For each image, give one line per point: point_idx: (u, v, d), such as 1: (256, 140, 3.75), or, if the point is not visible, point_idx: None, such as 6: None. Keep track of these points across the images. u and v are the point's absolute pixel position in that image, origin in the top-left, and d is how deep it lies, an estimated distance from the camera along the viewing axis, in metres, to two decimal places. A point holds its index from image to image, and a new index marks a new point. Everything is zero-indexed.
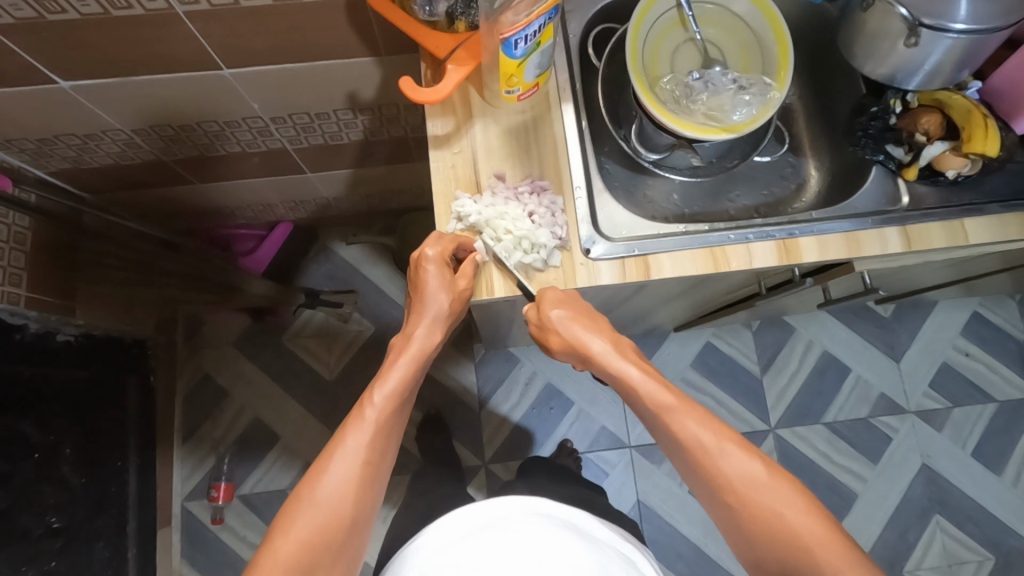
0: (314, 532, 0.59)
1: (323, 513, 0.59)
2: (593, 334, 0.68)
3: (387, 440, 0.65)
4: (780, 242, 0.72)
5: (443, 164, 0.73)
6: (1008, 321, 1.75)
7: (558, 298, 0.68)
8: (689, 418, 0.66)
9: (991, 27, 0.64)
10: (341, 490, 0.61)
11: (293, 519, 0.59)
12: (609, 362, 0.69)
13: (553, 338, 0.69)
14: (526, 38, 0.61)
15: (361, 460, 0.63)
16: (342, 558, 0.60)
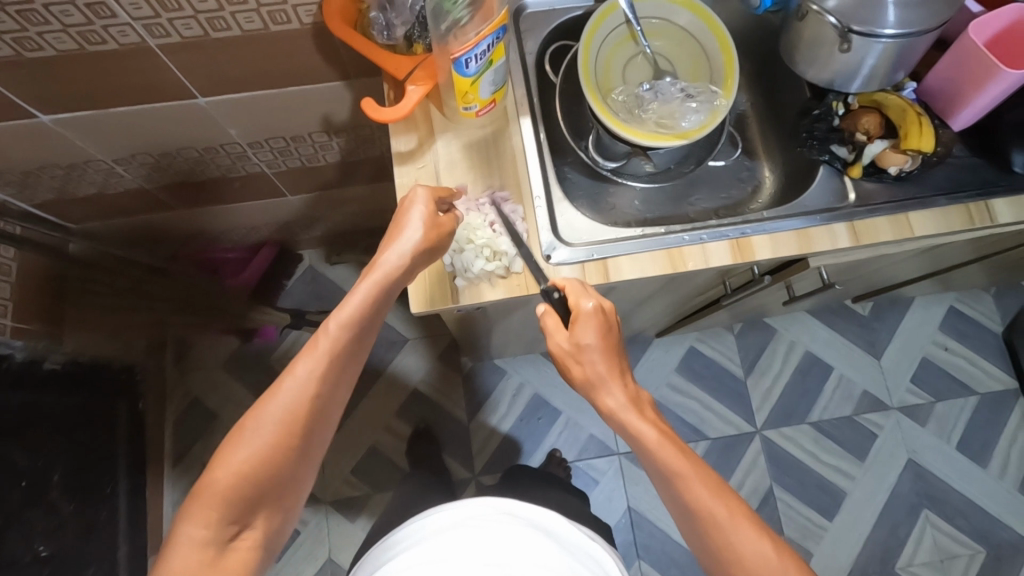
0: (257, 458, 0.60)
1: (265, 441, 0.60)
2: (615, 385, 0.66)
3: (341, 369, 0.65)
4: (734, 241, 0.75)
5: (408, 179, 0.76)
6: (984, 314, 1.78)
7: (594, 316, 0.66)
8: (700, 485, 0.61)
9: (916, 30, 0.68)
10: (286, 420, 0.61)
11: (235, 446, 0.60)
12: (627, 419, 0.65)
13: (576, 367, 0.67)
14: (476, 57, 0.64)
15: (309, 389, 0.62)
16: (284, 481, 0.63)
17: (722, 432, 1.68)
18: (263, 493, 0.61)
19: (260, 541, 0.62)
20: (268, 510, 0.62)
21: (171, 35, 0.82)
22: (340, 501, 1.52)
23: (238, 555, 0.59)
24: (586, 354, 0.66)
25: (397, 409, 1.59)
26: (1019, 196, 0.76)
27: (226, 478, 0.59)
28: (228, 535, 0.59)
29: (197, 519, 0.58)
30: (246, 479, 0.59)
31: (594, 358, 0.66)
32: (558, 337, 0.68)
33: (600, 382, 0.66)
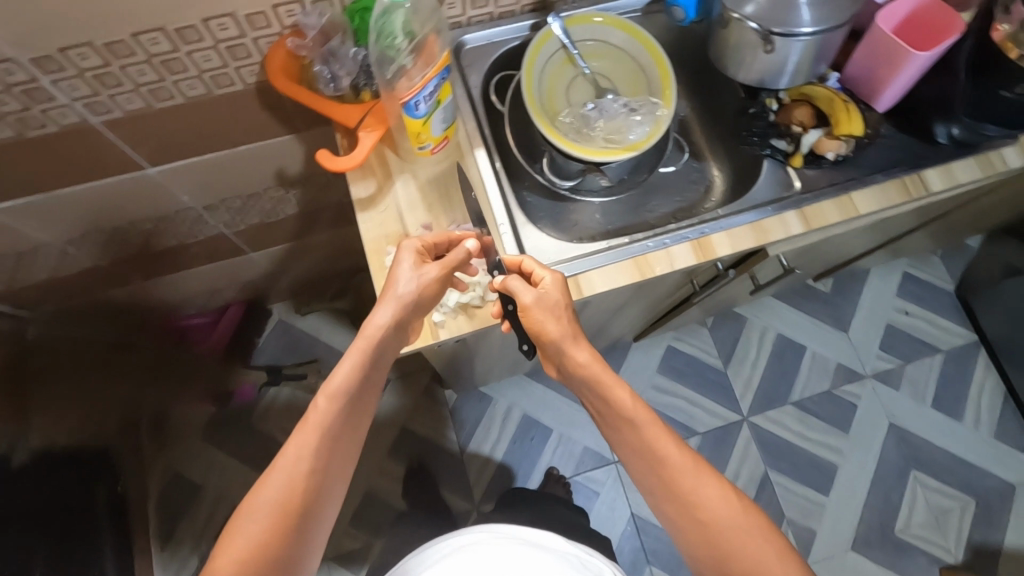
0: (256, 544, 0.58)
1: (262, 526, 0.59)
2: (581, 345, 0.69)
3: (334, 441, 0.65)
4: (695, 242, 0.78)
5: (372, 224, 0.76)
6: (935, 275, 1.87)
7: (562, 283, 0.70)
8: (666, 440, 0.66)
9: (830, 26, 0.73)
10: (282, 498, 0.60)
11: (231, 536, 0.58)
12: (603, 383, 0.69)
13: (551, 326, 0.68)
14: (424, 98, 0.66)
15: (304, 464, 0.62)
16: (285, 570, 0.60)
17: (712, 425, 1.71)
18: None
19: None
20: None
21: (113, 110, 0.81)
22: (342, 555, 1.48)
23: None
24: (558, 317, 0.69)
25: (388, 452, 1.56)
26: (946, 165, 0.82)
27: (228, 568, 0.57)
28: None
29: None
30: (247, 565, 0.57)
31: (565, 318, 0.69)
32: (529, 292, 0.68)
33: (571, 343, 0.68)
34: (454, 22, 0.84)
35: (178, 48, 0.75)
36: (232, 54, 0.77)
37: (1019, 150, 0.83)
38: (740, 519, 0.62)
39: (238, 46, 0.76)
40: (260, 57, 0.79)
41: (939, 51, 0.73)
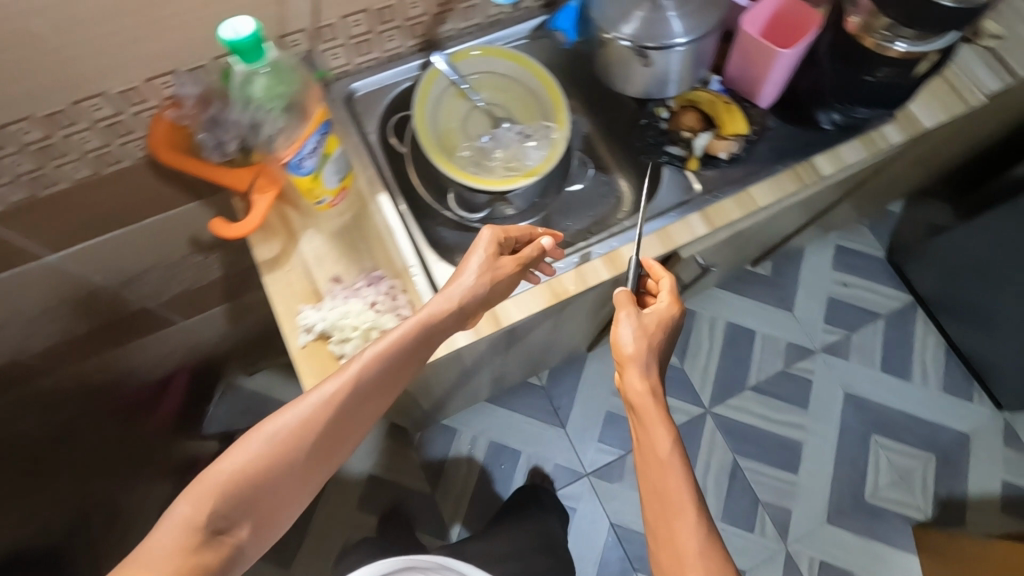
0: (261, 463, 0.56)
1: (273, 450, 0.57)
2: (639, 371, 0.69)
3: (363, 400, 0.62)
4: (605, 257, 0.79)
5: (280, 285, 0.74)
6: (865, 244, 1.94)
7: (659, 313, 0.72)
8: (677, 481, 0.63)
9: (697, 34, 0.77)
10: (298, 431, 0.58)
11: (241, 445, 0.56)
12: (647, 417, 0.67)
13: (625, 345, 0.70)
14: (307, 156, 0.65)
15: (332, 408, 0.60)
16: (274, 499, 0.57)
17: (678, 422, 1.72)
18: (252, 504, 0.56)
19: (234, 555, 0.54)
20: (250, 528, 0.56)
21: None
22: None
23: (211, 560, 0.52)
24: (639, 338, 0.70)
25: (359, 501, 1.53)
26: (833, 149, 0.86)
27: (222, 480, 0.55)
28: (208, 542, 0.52)
29: (183, 508, 0.52)
30: (242, 480, 0.55)
31: (643, 343, 0.70)
32: (629, 306, 0.71)
33: (632, 365, 0.69)
34: (341, 72, 0.85)
35: (53, 134, 0.72)
36: (113, 132, 0.75)
37: (897, 126, 0.87)
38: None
39: (117, 123, 0.74)
40: (144, 131, 0.78)
41: (804, 45, 0.77)
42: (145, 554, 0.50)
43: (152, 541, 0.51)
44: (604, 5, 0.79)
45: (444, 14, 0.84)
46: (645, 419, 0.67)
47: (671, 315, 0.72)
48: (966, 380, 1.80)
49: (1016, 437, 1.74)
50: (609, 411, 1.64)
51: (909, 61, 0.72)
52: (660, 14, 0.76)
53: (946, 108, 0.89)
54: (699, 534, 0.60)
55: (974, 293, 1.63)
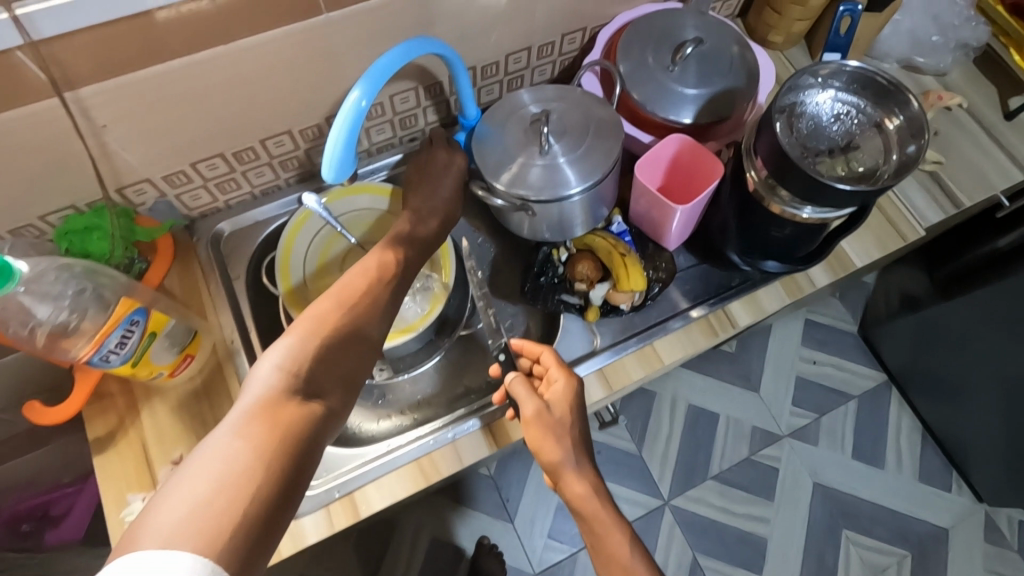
0: (325, 339, 0.55)
1: (337, 326, 0.57)
2: (575, 456, 0.63)
3: (402, 291, 0.64)
4: (486, 429, 0.70)
5: (112, 468, 0.66)
6: (837, 317, 1.65)
7: (566, 392, 0.65)
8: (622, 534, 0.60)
9: (588, 183, 0.68)
10: (351, 306, 0.59)
11: (303, 322, 0.56)
12: (597, 518, 0.61)
13: (545, 443, 0.62)
14: (115, 349, 0.57)
15: (372, 286, 0.61)
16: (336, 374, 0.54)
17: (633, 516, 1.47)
18: (321, 374, 0.53)
19: (330, 412, 0.52)
20: (338, 394, 0.54)
21: None
22: None
23: (308, 411, 0.50)
24: (561, 418, 0.64)
25: None
26: (751, 294, 0.77)
27: (295, 351, 0.53)
28: (299, 398, 0.50)
29: (268, 371, 0.51)
30: (313, 350, 0.54)
31: (567, 436, 0.63)
32: (530, 403, 0.64)
33: (564, 473, 0.62)
34: (207, 209, 0.77)
35: None
36: None
37: (826, 268, 0.79)
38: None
39: None
40: None
41: (705, 197, 0.71)
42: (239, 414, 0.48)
43: (241, 405, 0.49)
44: (490, 146, 0.70)
45: (321, 145, 0.77)
46: (595, 524, 0.60)
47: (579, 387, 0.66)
48: (943, 468, 1.52)
49: (997, 530, 1.47)
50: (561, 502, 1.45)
51: (812, 224, 0.64)
52: (548, 163, 0.69)
53: (881, 244, 0.81)
54: None
55: (941, 362, 1.34)
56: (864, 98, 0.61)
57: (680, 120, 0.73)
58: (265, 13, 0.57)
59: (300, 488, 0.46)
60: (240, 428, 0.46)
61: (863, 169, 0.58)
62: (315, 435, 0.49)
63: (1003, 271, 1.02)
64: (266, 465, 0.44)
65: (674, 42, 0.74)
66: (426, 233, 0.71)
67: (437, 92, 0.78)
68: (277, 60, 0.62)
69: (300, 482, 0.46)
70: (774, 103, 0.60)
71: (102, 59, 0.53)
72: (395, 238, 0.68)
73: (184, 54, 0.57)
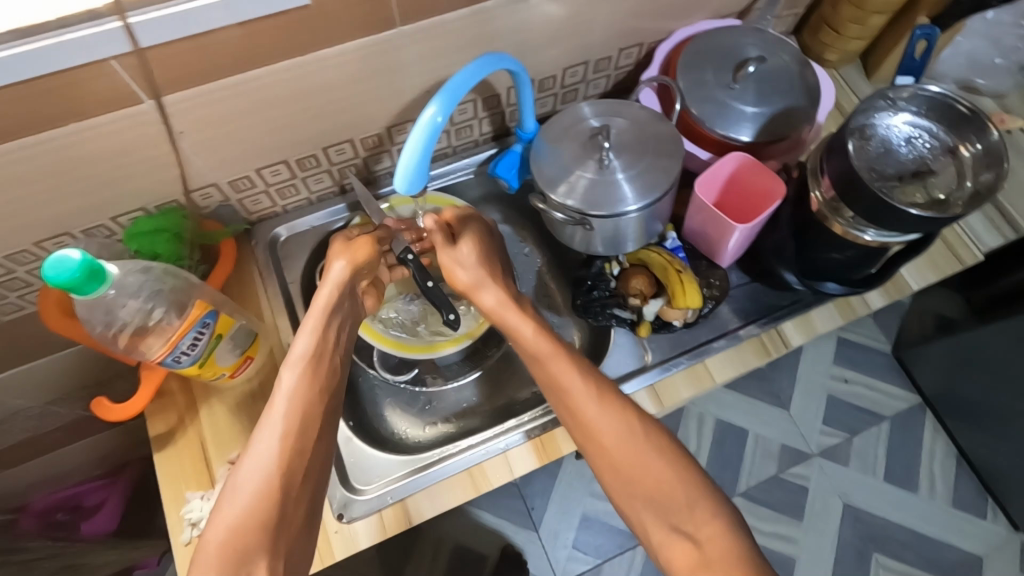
0: (247, 509, 0.52)
1: (247, 498, 0.52)
2: (483, 289, 0.68)
3: (315, 404, 0.58)
4: (536, 440, 0.71)
5: (171, 464, 0.67)
6: (870, 337, 1.63)
7: (471, 236, 0.70)
8: (566, 365, 0.62)
9: (649, 199, 0.69)
10: (278, 453, 0.55)
11: (222, 502, 0.53)
12: (550, 357, 0.62)
13: (456, 275, 0.69)
14: (187, 350, 0.59)
15: (300, 419, 0.57)
16: (280, 534, 0.53)
17: None
18: (256, 549, 0.51)
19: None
20: (284, 562, 0.52)
21: None
22: None
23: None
24: (461, 262, 0.69)
25: None
26: (803, 314, 0.77)
27: (226, 525, 0.51)
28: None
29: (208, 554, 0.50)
30: (243, 519, 0.52)
31: (472, 266, 0.69)
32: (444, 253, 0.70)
33: (477, 287, 0.68)
34: (266, 213, 0.79)
35: None
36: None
37: (881, 290, 0.78)
38: (668, 479, 0.57)
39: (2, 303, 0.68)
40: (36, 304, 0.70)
41: (764, 217, 0.71)
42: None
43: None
44: (549, 158, 0.71)
45: (379, 154, 0.78)
46: (542, 357, 0.63)
47: (479, 219, 0.73)
48: (978, 495, 1.48)
49: None
50: (586, 514, 1.44)
51: (873, 247, 0.64)
52: (608, 178, 0.69)
53: (936, 268, 0.79)
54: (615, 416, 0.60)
55: (980, 389, 1.31)
56: (938, 124, 0.61)
57: (739, 138, 0.73)
58: (342, 26, 0.58)
59: None
60: None
61: (942, 196, 0.57)
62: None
63: None
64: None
65: (735, 60, 0.74)
66: (367, 256, 0.67)
67: (494, 104, 0.79)
68: (348, 72, 0.64)
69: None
70: (847, 124, 0.59)
71: (187, 69, 0.55)
72: (319, 316, 0.62)
73: (262, 64, 0.58)
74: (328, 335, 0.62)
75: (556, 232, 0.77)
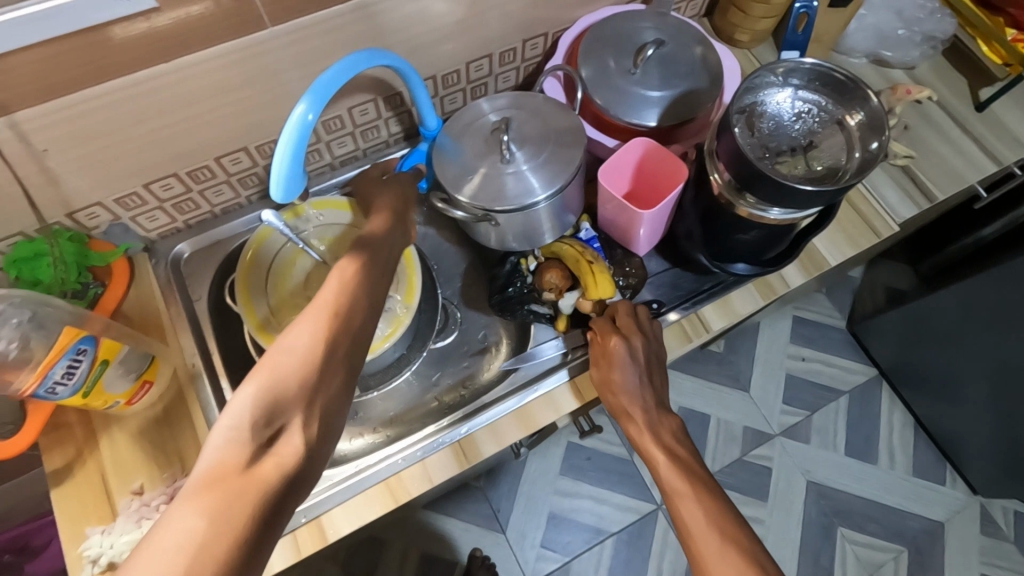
0: (286, 366, 0.48)
1: (288, 357, 0.48)
2: (626, 387, 0.66)
3: (364, 297, 0.55)
4: (454, 446, 0.69)
5: (69, 499, 0.64)
6: (824, 313, 1.63)
7: (626, 353, 0.67)
8: (695, 499, 0.59)
9: (556, 188, 0.67)
10: (325, 324, 0.51)
11: (261, 361, 0.49)
12: (682, 496, 0.60)
13: (612, 400, 0.67)
14: (60, 380, 0.56)
15: (351, 298, 0.54)
16: (318, 397, 0.48)
17: (627, 521, 1.41)
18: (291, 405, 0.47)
19: (307, 454, 0.46)
20: (317, 430, 0.48)
21: None
22: None
23: (269, 470, 0.44)
24: (617, 386, 0.67)
25: None
26: (724, 296, 0.76)
27: (259, 381, 0.47)
28: (267, 447, 0.45)
29: (234, 410, 0.46)
30: (283, 379, 0.47)
31: (640, 386, 0.67)
32: (599, 372, 0.68)
33: (630, 409, 0.66)
34: (166, 230, 0.76)
35: None
36: None
37: (798, 268, 0.77)
38: None
39: None
40: None
41: (670, 201, 0.70)
42: (192, 486, 0.42)
43: (198, 471, 0.43)
44: (450, 157, 0.69)
45: None
46: (675, 495, 0.61)
47: (631, 330, 0.69)
48: (936, 461, 1.50)
49: (994, 523, 1.45)
50: (553, 512, 1.42)
51: (779, 225, 0.64)
52: (511, 171, 0.67)
53: (855, 242, 0.79)
54: (731, 556, 0.54)
55: (932, 358, 1.31)
56: (825, 95, 0.60)
57: (644, 123, 0.72)
58: (205, 29, 0.55)
59: (274, 536, 0.42)
60: (197, 500, 0.41)
61: (824, 168, 0.57)
62: (285, 493, 0.44)
63: (984, 265, 1.00)
64: (217, 550, 0.39)
65: (635, 45, 0.73)
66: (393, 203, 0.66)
67: (398, 102, 0.77)
68: (225, 77, 0.61)
69: (260, 557, 0.41)
70: (733, 103, 0.59)
71: (37, 83, 0.52)
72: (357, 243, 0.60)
73: (125, 73, 0.55)
74: (378, 236, 0.62)
75: (472, 234, 0.75)
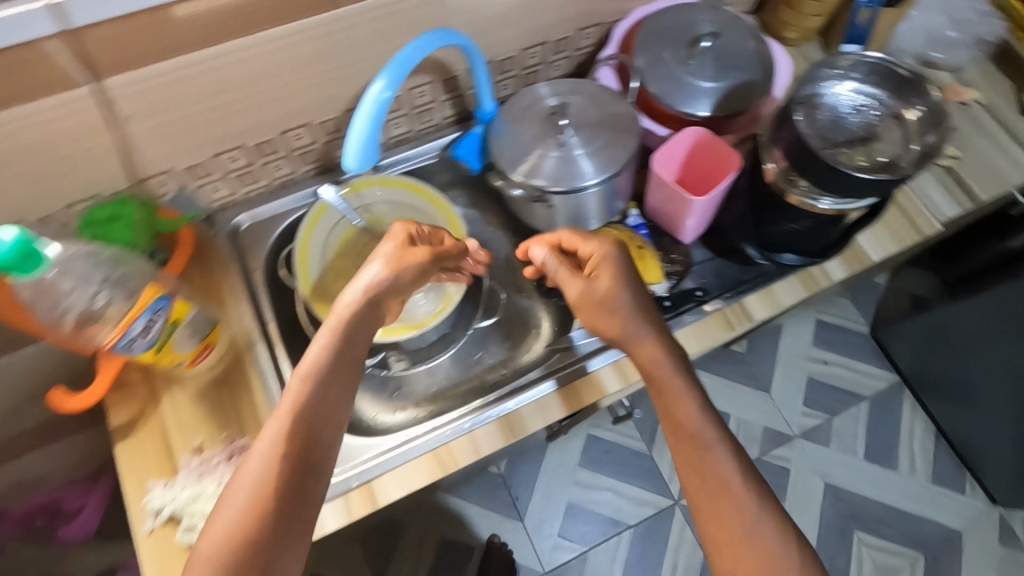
0: (236, 518, 0.52)
1: (238, 508, 0.52)
2: (613, 295, 0.63)
3: (312, 423, 0.57)
4: (500, 421, 0.71)
5: (132, 453, 0.67)
6: (848, 317, 1.64)
7: (603, 256, 0.64)
8: (719, 457, 0.57)
9: (611, 173, 0.69)
10: (274, 465, 0.54)
11: (214, 513, 0.53)
12: (703, 452, 0.57)
13: (598, 317, 0.64)
14: (140, 334, 0.59)
15: (298, 427, 0.56)
16: (271, 537, 0.52)
17: (644, 514, 1.42)
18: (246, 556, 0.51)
19: None
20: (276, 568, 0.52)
21: None
22: None
23: None
24: (599, 294, 0.63)
25: None
26: (767, 287, 0.77)
27: (216, 535, 0.51)
28: None
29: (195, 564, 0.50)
30: (235, 530, 0.51)
31: (622, 296, 0.63)
32: (575, 286, 0.65)
33: (623, 323, 0.62)
34: (225, 203, 0.78)
35: None
36: None
37: (842, 261, 0.78)
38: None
39: None
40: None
41: (721, 189, 0.71)
42: None
43: None
44: (509, 138, 0.71)
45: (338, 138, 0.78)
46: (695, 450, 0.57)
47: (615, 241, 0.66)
48: (956, 470, 1.50)
49: (1012, 534, 1.45)
50: (571, 503, 1.43)
51: (830, 215, 0.65)
52: (568, 154, 0.69)
53: (897, 240, 0.80)
54: (751, 518, 0.55)
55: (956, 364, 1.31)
56: (885, 89, 0.62)
57: (697, 113, 0.73)
58: (285, 5, 0.58)
59: None
60: None
61: (883, 158, 0.58)
62: None
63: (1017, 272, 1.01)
64: None
65: (690, 37, 0.75)
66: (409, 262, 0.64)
67: (454, 86, 0.79)
68: (297, 53, 0.63)
69: None
70: (794, 93, 0.61)
71: (126, 51, 0.55)
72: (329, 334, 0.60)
73: (206, 46, 0.58)
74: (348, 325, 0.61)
75: (523, 216, 0.77)
